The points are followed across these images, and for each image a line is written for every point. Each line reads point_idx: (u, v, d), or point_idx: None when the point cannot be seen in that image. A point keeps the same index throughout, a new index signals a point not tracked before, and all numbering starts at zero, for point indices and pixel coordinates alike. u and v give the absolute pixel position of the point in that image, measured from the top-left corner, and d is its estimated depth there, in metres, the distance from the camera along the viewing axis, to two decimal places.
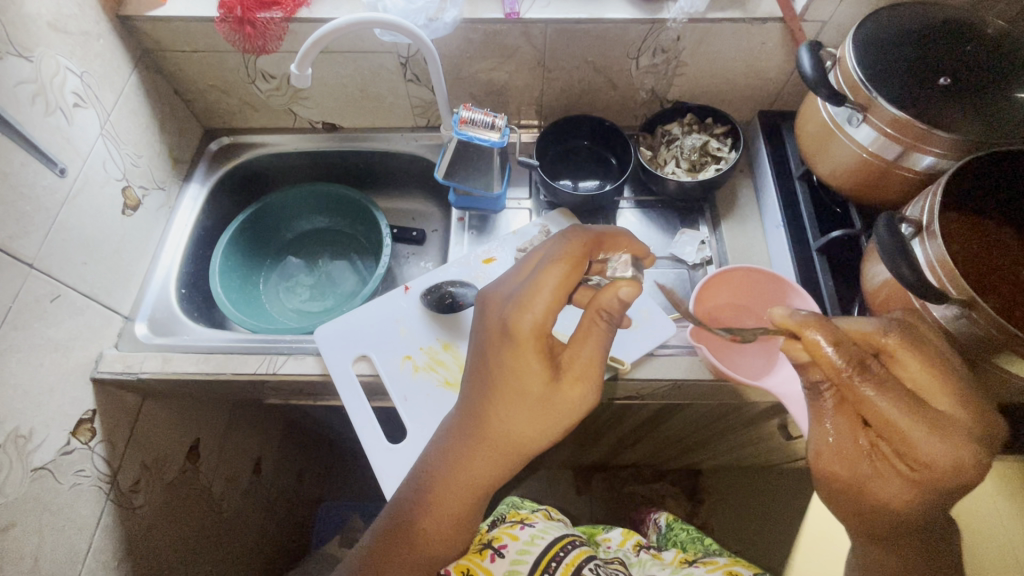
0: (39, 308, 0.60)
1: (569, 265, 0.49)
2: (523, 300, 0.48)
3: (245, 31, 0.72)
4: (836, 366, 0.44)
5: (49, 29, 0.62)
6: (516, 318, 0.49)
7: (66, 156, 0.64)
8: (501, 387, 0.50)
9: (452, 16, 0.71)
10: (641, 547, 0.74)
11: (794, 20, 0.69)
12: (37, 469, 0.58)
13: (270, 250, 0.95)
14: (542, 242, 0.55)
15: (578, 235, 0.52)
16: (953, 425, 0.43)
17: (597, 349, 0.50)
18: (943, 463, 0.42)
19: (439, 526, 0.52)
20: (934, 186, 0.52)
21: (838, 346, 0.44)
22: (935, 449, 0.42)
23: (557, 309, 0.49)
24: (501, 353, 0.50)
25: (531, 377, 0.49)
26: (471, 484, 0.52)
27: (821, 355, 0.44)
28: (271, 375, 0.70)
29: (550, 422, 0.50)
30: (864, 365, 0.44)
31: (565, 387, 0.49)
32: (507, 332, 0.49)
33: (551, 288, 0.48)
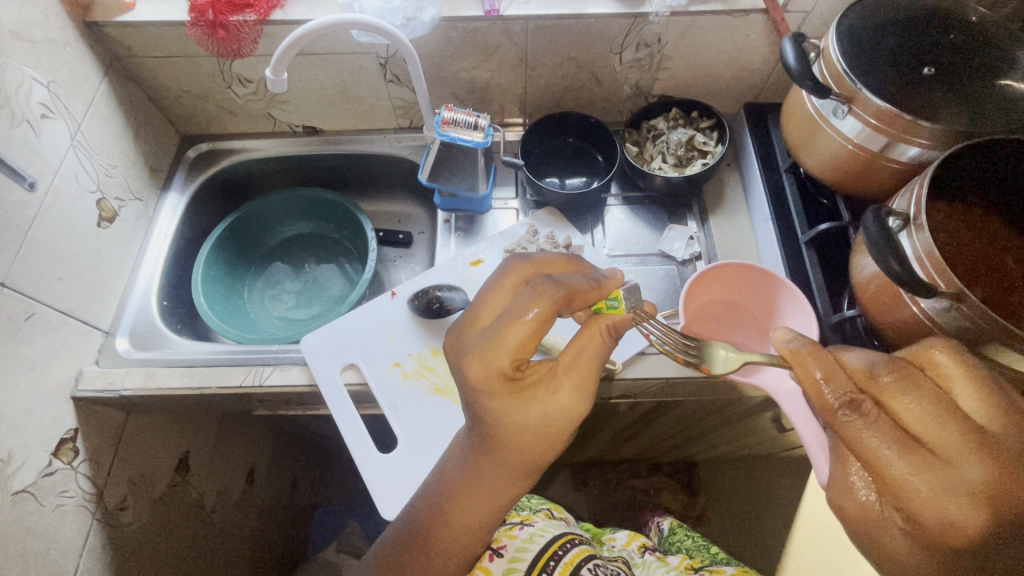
0: (13, 326, 0.58)
1: (536, 319, 0.43)
2: (489, 350, 0.45)
3: (218, 35, 0.70)
4: (826, 401, 0.40)
5: (12, 37, 0.60)
6: (484, 369, 0.45)
7: (35, 169, 0.62)
8: (501, 418, 0.48)
9: (430, 15, 0.69)
10: (646, 548, 0.74)
11: (777, 11, 0.68)
12: (18, 492, 0.57)
13: (253, 258, 0.93)
14: (499, 281, 0.49)
15: (545, 282, 0.46)
16: (966, 482, 0.35)
17: (592, 364, 0.49)
18: (946, 526, 0.35)
19: (457, 540, 0.51)
20: (921, 177, 0.52)
21: (828, 380, 0.40)
22: (932, 509, 0.35)
23: (527, 353, 0.45)
24: (490, 394, 0.47)
25: (526, 405, 0.47)
26: (487, 497, 0.50)
27: (813, 389, 0.41)
28: (256, 388, 0.68)
29: (555, 435, 0.49)
30: (854, 403, 0.39)
31: (564, 402, 0.48)
32: (485, 378, 0.46)
33: (519, 339, 0.44)
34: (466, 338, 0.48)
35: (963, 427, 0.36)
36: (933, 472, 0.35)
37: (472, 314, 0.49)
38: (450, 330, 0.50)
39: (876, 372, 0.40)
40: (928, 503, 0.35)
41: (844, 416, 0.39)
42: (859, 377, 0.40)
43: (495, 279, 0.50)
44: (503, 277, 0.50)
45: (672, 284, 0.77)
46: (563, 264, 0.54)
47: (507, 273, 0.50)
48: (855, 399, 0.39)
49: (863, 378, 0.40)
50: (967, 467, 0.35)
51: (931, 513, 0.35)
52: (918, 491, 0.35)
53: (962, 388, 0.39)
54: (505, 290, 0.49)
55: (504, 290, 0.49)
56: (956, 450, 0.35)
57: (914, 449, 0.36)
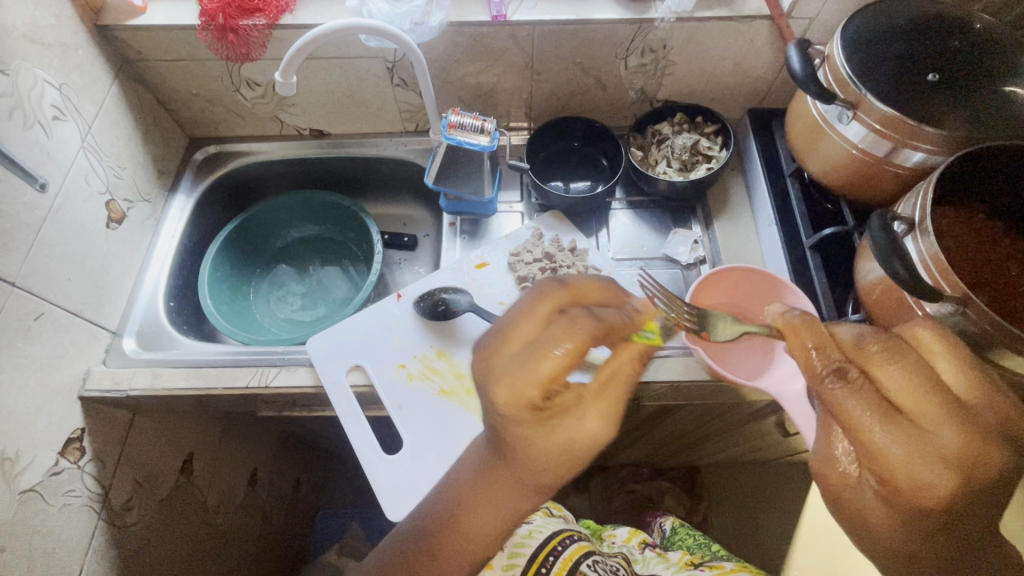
0: (23, 326, 0.58)
1: (570, 354, 0.44)
2: (520, 381, 0.45)
3: (228, 38, 0.71)
4: (813, 368, 0.40)
5: (25, 40, 0.61)
6: (513, 398, 0.45)
7: (47, 170, 0.62)
8: (525, 444, 0.47)
9: (438, 19, 0.70)
10: (646, 545, 0.74)
11: (782, 18, 0.69)
12: (25, 491, 0.57)
13: (259, 259, 0.94)
14: (529, 308, 0.48)
15: (583, 318, 0.45)
16: (937, 448, 0.35)
17: (623, 389, 0.48)
18: (915, 490, 0.36)
19: (466, 543, 0.51)
20: (926, 182, 0.52)
21: (818, 349, 0.41)
22: (902, 472, 0.36)
23: (558, 384, 0.45)
24: (514, 422, 0.46)
25: (551, 433, 0.46)
26: (497, 503, 0.50)
27: (801, 355, 0.42)
28: (262, 389, 0.69)
29: (580, 460, 0.48)
30: (841, 372, 0.39)
31: (591, 429, 0.47)
32: (513, 408, 0.46)
33: (550, 372, 0.44)
34: (493, 365, 0.47)
35: (938, 396, 0.36)
36: (909, 438, 0.36)
37: (501, 335, 0.48)
38: (478, 348, 0.49)
39: (865, 343, 0.40)
40: (902, 469, 0.36)
41: (831, 384, 0.39)
42: (848, 348, 0.40)
43: (529, 303, 0.49)
44: (537, 303, 0.48)
45: (677, 288, 0.77)
46: (598, 290, 0.52)
47: (539, 299, 0.48)
48: (842, 368, 0.39)
49: (851, 349, 0.40)
50: (939, 433, 0.36)
51: (905, 478, 0.36)
52: (894, 456, 0.36)
53: (943, 363, 0.39)
54: (536, 318, 0.48)
55: (537, 318, 0.48)
56: (932, 418, 0.36)
57: (893, 416, 0.37)
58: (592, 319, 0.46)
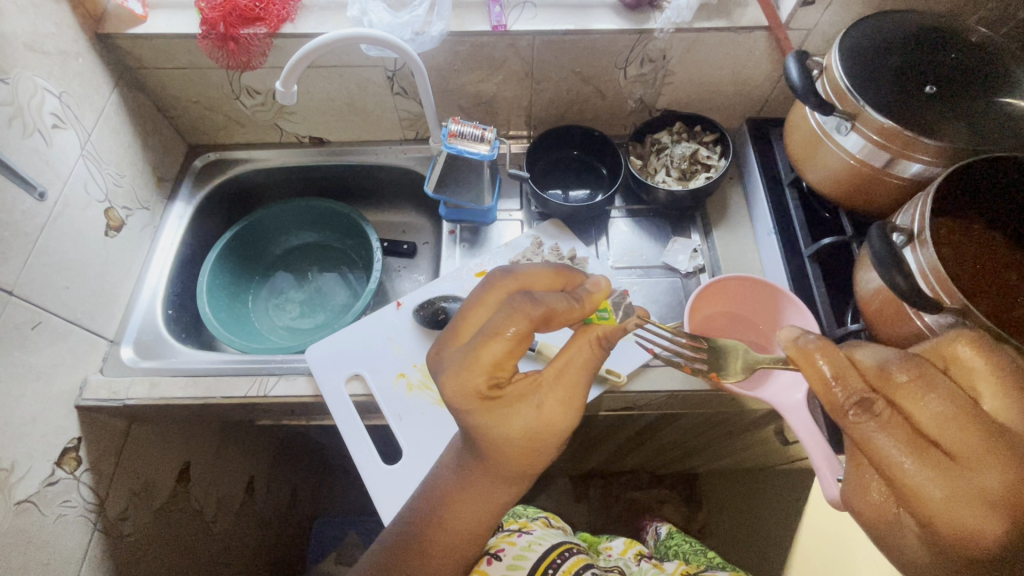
0: (20, 335, 0.58)
1: (513, 338, 0.43)
2: (465, 368, 0.44)
3: (229, 47, 0.71)
4: (836, 400, 0.40)
5: (26, 49, 0.61)
6: (461, 386, 0.45)
7: (45, 178, 0.62)
8: (485, 433, 0.47)
9: (438, 29, 0.70)
10: (642, 558, 0.73)
11: (780, 29, 0.69)
12: (20, 502, 0.57)
13: (258, 267, 0.93)
14: (477, 298, 0.48)
15: (523, 300, 0.45)
16: (980, 489, 0.34)
17: (580, 376, 0.48)
18: (960, 535, 0.34)
19: (452, 544, 0.51)
20: (924, 194, 0.52)
21: (838, 380, 0.40)
22: (943, 518, 0.34)
23: (504, 370, 0.45)
24: (467, 411, 0.46)
25: (506, 420, 0.46)
26: (478, 500, 0.50)
27: (822, 388, 0.40)
28: (260, 398, 0.68)
29: (542, 447, 0.48)
30: (866, 403, 0.38)
31: (548, 414, 0.47)
32: (461, 395, 0.45)
33: (495, 357, 0.44)
34: (445, 351, 0.48)
35: (976, 429, 0.35)
36: (948, 477, 0.35)
37: (454, 326, 0.48)
38: (434, 341, 0.49)
39: (889, 369, 0.39)
40: (942, 511, 0.34)
41: (856, 417, 0.38)
42: (872, 376, 0.39)
43: (479, 292, 0.49)
44: (486, 291, 0.49)
45: (676, 296, 0.77)
46: (550, 277, 0.52)
47: (487, 289, 0.49)
48: (867, 400, 0.38)
49: (875, 377, 0.39)
50: (981, 472, 0.34)
51: (948, 522, 0.34)
52: (931, 496, 0.34)
53: (984, 387, 0.39)
54: (484, 306, 0.48)
55: (483, 306, 0.48)
56: (971, 454, 0.35)
57: (929, 452, 0.36)
58: (537, 302, 0.45)
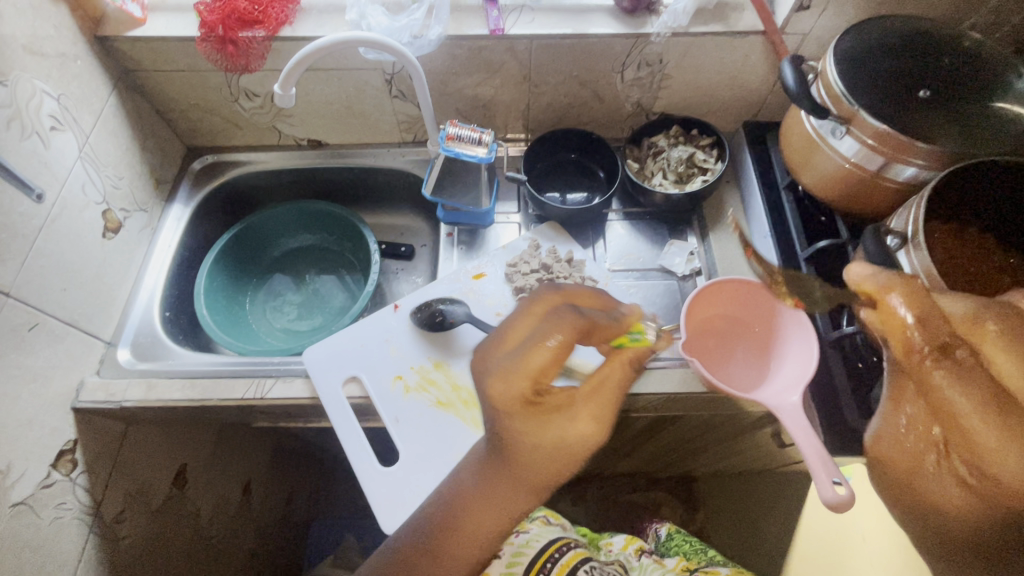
0: (16, 337, 0.58)
1: (560, 347, 0.46)
2: (513, 374, 0.46)
3: (227, 50, 0.71)
4: (915, 350, 0.42)
5: (25, 52, 0.61)
6: (508, 392, 0.46)
7: (43, 180, 0.62)
8: (522, 437, 0.47)
9: (436, 32, 0.71)
10: (643, 551, 0.73)
11: (775, 34, 0.70)
12: (16, 504, 0.57)
13: (255, 268, 0.94)
14: (522, 309, 0.51)
15: (571, 313, 0.48)
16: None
17: (613, 394, 0.50)
18: (1016, 486, 0.36)
19: (465, 548, 0.49)
20: (918, 197, 0.53)
21: (922, 325, 0.42)
22: (1003, 472, 0.36)
23: (548, 378, 0.47)
24: (510, 415, 0.47)
25: (545, 428, 0.47)
26: (495, 503, 0.49)
27: (902, 334, 0.44)
28: (258, 400, 0.68)
29: (574, 457, 0.48)
30: (947, 352, 0.41)
31: (583, 428, 0.48)
32: (503, 402, 0.46)
33: (543, 365, 0.46)
34: (488, 360, 0.49)
35: None
36: (1017, 435, 0.36)
37: (501, 334, 0.49)
38: (478, 346, 0.50)
39: (979, 321, 0.40)
40: (992, 456, 0.36)
41: (933, 364, 0.41)
42: (961, 326, 0.41)
43: (527, 305, 0.51)
44: (532, 304, 0.51)
45: (673, 299, 0.78)
46: (588, 296, 0.55)
47: (532, 302, 0.51)
48: (948, 348, 0.41)
49: (964, 327, 0.41)
50: None
51: (1002, 472, 0.36)
52: (987, 441, 0.37)
53: (1008, 358, 0.37)
54: (528, 321, 0.50)
55: (531, 316, 0.50)
56: None
57: (998, 414, 0.37)
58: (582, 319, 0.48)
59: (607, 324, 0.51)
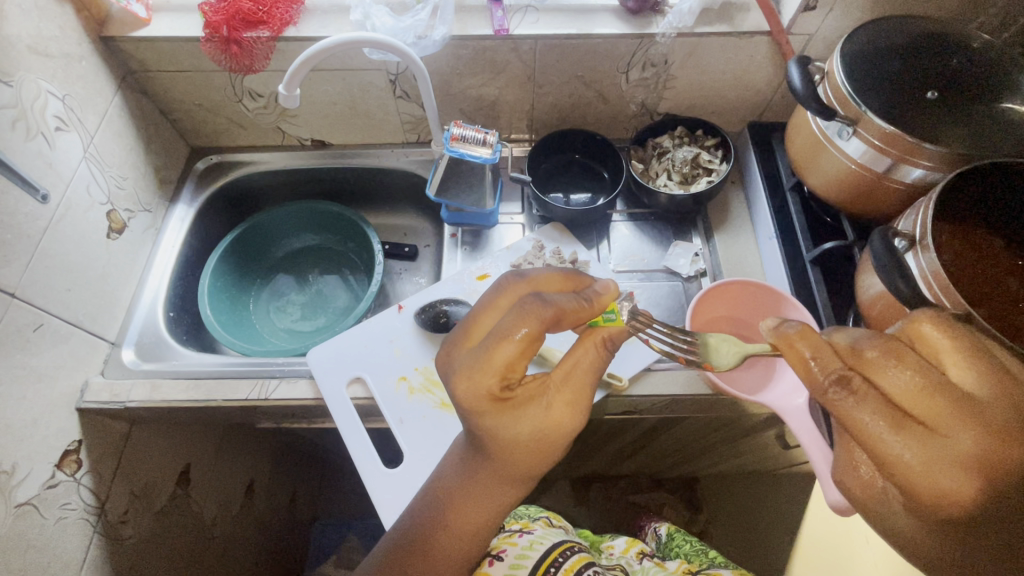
0: (21, 337, 0.58)
1: (525, 340, 0.43)
2: (477, 372, 0.44)
3: (232, 50, 0.71)
4: (814, 379, 0.38)
5: (30, 52, 0.61)
6: (474, 389, 0.45)
7: (48, 181, 0.62)
8: (495, 433, 0.47)
9: (441, 33, 0.71)
10: (644, 555, 0.73)
11: (781, 34, 0.70)
12: (21, 504, 0.57)
13: (259, 269, 0.94)
14: (486, 300, 0.49)
15: (534, 302, 0.45)
16: (955, 454, 0.34)
17: (586, 379, 0.48)
18: (940, 498, 0.34)
19: (456, 546, 0.51)
20: (925, 199, 0.52)
21: (815, 358, 0.38)
22: (926, 486, 0.34)
23: (515, 372, 0.45)
24: (479, 412, 0.46)
25: (516, 421, 0.46)
26: (486, 500, 0.50)
27: (801, 369, 0.39)
28: (262, 401, 0.68)
29: (549, 445, 0.48)
30: (844, 381, 0.37)
31: (556, 416, 0.47)
32: (473, 398, 0.45)
33: (507, 359, 0.44)
34: (455, 355, 0.48)
35: (947, 396, 0.35)
36: (925, 445, 0.34)
37: (465, 330, 0.48)
38: (443, 344, 0.49)
39: (860, 347, 0.38)
40: (920, 477, 0.34)
41: (835, 395, 0.37)
42: (844, 353, 0.38)
43: (492, 295, 0.49)
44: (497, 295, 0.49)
45: (678, 300, 0.77)
46: (561, 281, 0.52)
47: (497, 292, 0.49)
48: (844, 377, 0.37)
49: (848, 354, 0.38)
50: (953, 435, 0.34)
51: (933, 488, 0.34)
52: (905, 463, 0.34)
53: (952, 361, 0.37)
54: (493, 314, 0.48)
55: (495, 308, 0.48)
56: (943, 420, 0.34)
57: (907, 425, 0.35)
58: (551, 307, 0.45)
59: (575, 307, 0.47)
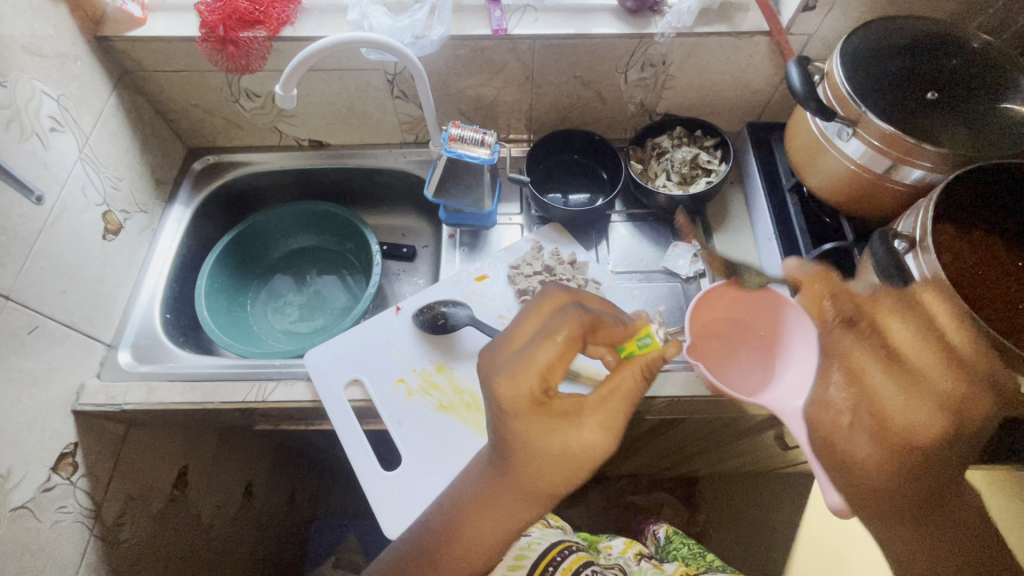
0: (16, 340, 0.57)
1: (567, 342, 0.45)
2: (520, 371, 0.45)
3: (228, 50, 0.71)
4: (825, 317, 0.52)
5: (24, 52, 0.60)
6: (515, 390, 0.45)
7: (43, 182, 0.62)
8: (524, 441, 0.46)
9: (439, 33, 0.70)
10: (642, 556, 0.73)
11: (780, 34, 0.69)
12: (16, 508, 0.56)
13: (256, 269, 0.93)
14: (525, 310, 0.51)
15: (577, 309, 0.47)
16: (937, 392, 0.43)
17: (625, 403, 0.47)
18: (911, 430, 0.43)
19: (467, 558, 0.49)
20: (925, 200, 0.52)
21: (831, 299, 0.52)
22: (895, 415, 0.44)
23: (555, 376, 0.46)
24: (514, 416, 0.46)
25: (549, 433, 0.46)
26: (502, 518, 0.48)
27: (817, 304, 0.53)
28: (259, 403, 0.68)
29: (577, 469, 0.46)
30: (852, 322, 0.49)
31: (590, 438, 0.46)
32: (506, 401, 0.46)
33: (548, 361, 0.45)
34: (493, 360, 0.48)
35: (934, 344, 0.45)
36: (912, 387, 0.44)
37: (504, 338, 0.50)
38: (484, 349, 0.50)
39: (876, 296, 0.49)
40: (900, 411, 0.43)
41: (841, 333, 0.49)
42: (861, 300, 0.50)
43: (530, 307, 0.51)
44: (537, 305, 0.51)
45: (677, 301, 0.77)
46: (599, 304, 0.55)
47: (536, 304, 0.51)
48: (852, 319, 0.49)
49: (863, 300, 0.50)
50: (937, 379, 0.44)
51: (917, 427, 0.43)
52: (891, 402, 0.44)
53: (942, 310, 0.47)
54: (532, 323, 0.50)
55: (537, 316, 0.50)
56: (929, 365, 0.44)
57: (897, 366, 0.45)
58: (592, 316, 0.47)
59: (612, 325, 0.50)
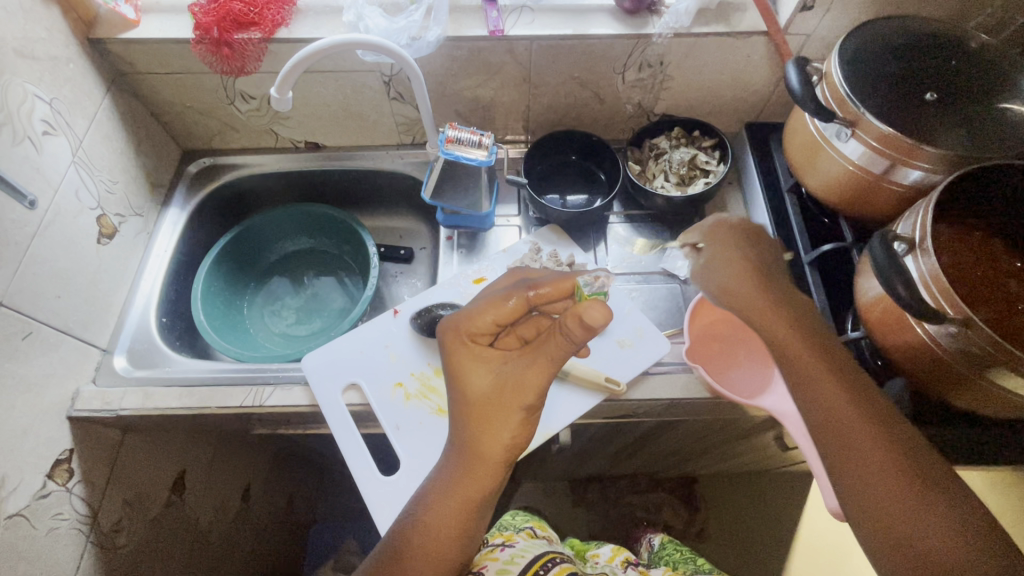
0: (10, 346, 0.57)
1: (495, 304, 0.50)
2: (459, 322, 0.51)
3: (222, 52, 0.70)
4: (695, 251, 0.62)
5: (16, 55, 0.60)
6: (453, 337, 0.52)
7: (36, 187, 0.61)
8: (462, 383, 0.51)
9: (435, 34, 0.70)
10: (628, 564, 0.73)
11: (778, 34, 0.69)
12: (11, 516, 0.56)
13: (253, 273, 0.93)
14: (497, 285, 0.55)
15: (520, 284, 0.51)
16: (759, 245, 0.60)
17: (548, 359, 0.49)
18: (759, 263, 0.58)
19: (439, 547, 0.50)
20: (925, 202, 0.52)
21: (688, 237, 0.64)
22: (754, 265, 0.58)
23: (487, 330, 0.51)
24: (454, 357, 0.52)
25: (472, 371, 0.51)
26: (467, 493, 0.51)
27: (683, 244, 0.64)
28: (256, 408, 0.67)
29: (504, 415, 0.50)
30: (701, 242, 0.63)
31: (512, 381, 0.50)
32: (448, 347, 0.52)
33: (478, 316, 0.50)
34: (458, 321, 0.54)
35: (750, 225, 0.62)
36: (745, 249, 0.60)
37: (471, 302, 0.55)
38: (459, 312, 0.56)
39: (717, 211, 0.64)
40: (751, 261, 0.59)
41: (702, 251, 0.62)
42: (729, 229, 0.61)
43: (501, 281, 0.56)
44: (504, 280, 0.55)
45: (676, 303, 0.77)
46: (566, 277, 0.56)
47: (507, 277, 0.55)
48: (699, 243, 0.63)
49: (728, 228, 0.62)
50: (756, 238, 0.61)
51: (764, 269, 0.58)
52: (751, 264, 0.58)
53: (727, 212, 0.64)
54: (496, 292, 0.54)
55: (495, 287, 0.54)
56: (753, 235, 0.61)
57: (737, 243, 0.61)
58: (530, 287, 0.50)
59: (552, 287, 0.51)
